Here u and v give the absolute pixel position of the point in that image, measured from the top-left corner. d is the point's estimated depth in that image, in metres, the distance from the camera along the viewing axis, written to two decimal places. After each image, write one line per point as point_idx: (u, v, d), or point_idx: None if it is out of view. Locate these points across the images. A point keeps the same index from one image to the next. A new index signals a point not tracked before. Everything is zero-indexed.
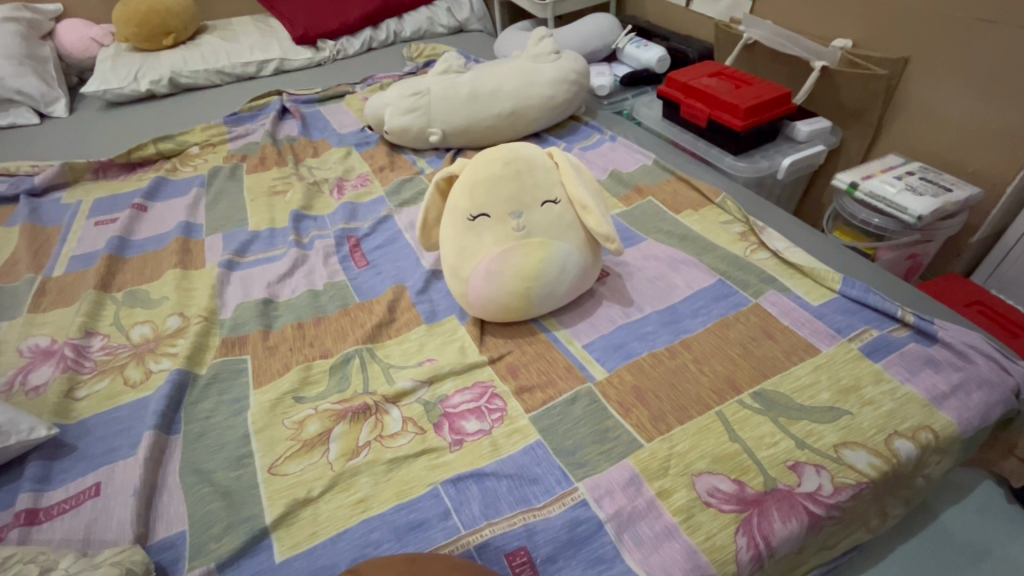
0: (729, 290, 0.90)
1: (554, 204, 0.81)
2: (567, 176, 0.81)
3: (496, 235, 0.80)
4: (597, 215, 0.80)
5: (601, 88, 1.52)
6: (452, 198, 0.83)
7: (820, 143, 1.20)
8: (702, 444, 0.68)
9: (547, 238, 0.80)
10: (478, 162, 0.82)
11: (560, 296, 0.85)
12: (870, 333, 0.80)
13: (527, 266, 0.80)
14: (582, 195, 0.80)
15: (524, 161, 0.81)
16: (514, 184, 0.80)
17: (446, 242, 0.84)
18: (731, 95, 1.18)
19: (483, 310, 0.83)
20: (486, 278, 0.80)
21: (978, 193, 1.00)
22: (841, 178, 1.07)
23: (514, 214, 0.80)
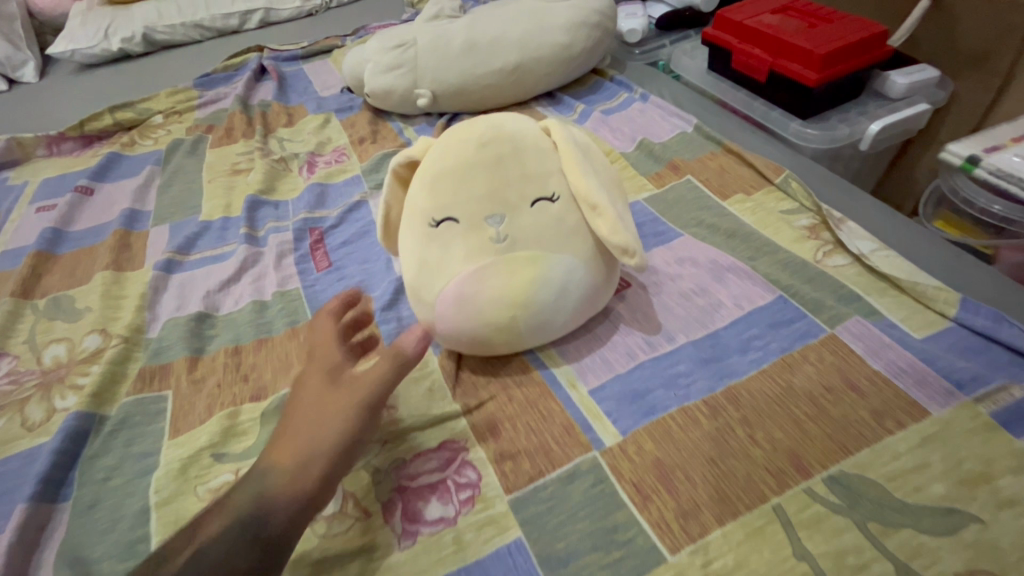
0: (795, 313, 0.66)
1: (551, 201, 0.60)
2: (569, 162, 0.60)
3: (468, 247, 0.58)
4: (610, 217, 0.58)
5: (631, 33, 1.23)
6: (411, 195, 0.62)
7: (922, 101, 0.91)
8: (751, 562, 0.48)
9: (539, 250, 0.59)
10: (445, 145, 0.61)
11: (558, 327, 0.63)
12: (1008, 392, 0.56)
13: (511, 290, 0.58)
14: (589, 189, 0.58)
15: (508, 144, 0.60)
16: (493, 175, 0.59)
17: (403, 254, 0.63)
18: (801, 37, 0.89)
19: (453, 345, 0.62)
20: (455, 306, 0.59)
21: None
22: (953, 151, 0.79)
23: (492, 217, 0.58)
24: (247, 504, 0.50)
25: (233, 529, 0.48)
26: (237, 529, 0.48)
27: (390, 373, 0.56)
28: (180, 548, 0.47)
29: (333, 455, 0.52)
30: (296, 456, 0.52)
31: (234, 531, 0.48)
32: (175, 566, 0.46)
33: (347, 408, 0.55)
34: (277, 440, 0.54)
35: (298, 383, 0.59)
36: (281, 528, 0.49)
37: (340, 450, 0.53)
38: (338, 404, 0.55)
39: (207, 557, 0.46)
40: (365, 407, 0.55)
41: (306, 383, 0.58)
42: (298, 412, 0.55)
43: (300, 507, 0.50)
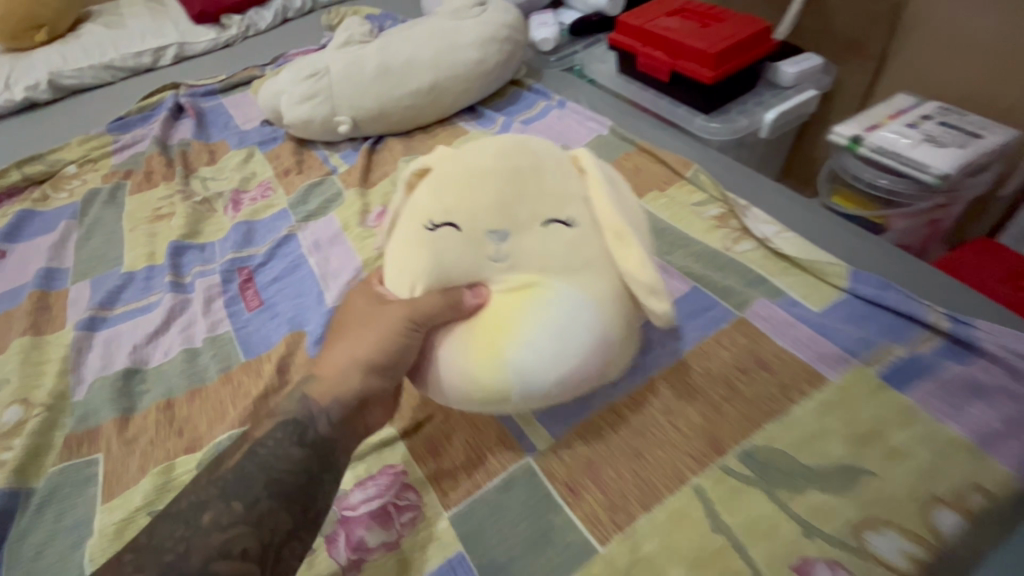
0: (707, 300, 0.71)
1: (567, 226, 0.59)
2: (595, 185, 0.60)
3: (467, 261, 0.58)
4: (632, 249, 0.57)
5: (544, 42, 1.27)
6: (417, 199, 0.63)
7: (810, 88, 0.98)
8: (676, 542, 0.51)
9: (543, 277, 0.57)
10: (465, 152, 0.64)
11: (552, 377, 0.55)
12: (890, 352, 0.62)
13: (508, 316, 0.56)
14: (611, 216, 0.58)
15: (533, 159, 0.62)
16: (506, 186, 0.59)
17: (393, 260, 0.62)
18: (695, 37, 0.95)
19: (437, 379, 0.57)
20: (449, 330, 0.57)
21: (1014, 137, 0.80)
22: (838, 132, 0.86)
23: (497, 233, 0.58)
24: (291, 407, 0.53)
25: (286, 425, 0.52)
26: (289, 427, 0.52)
27: (445, 299, 0.57)
28: (230, 454, 0.51)
29: (373, 369, 0.55)
30: (337, 367, 0.55)
31: (285, 428, 0.52)
32: (226, 467, 0.50)
33: (394, 321, 0.55)
34: (330, 348, 0.57)
35: (348, 301, 0.62)
36: (326, 430, 0.52)
37: (387, 362, 0.55)
38: (385, 319, 0.56)
39: (261, 452, 0.50)
40: (417, 320, 0.55)
41: (353, 301, 0.60)
42: (351, 325, 0.58)
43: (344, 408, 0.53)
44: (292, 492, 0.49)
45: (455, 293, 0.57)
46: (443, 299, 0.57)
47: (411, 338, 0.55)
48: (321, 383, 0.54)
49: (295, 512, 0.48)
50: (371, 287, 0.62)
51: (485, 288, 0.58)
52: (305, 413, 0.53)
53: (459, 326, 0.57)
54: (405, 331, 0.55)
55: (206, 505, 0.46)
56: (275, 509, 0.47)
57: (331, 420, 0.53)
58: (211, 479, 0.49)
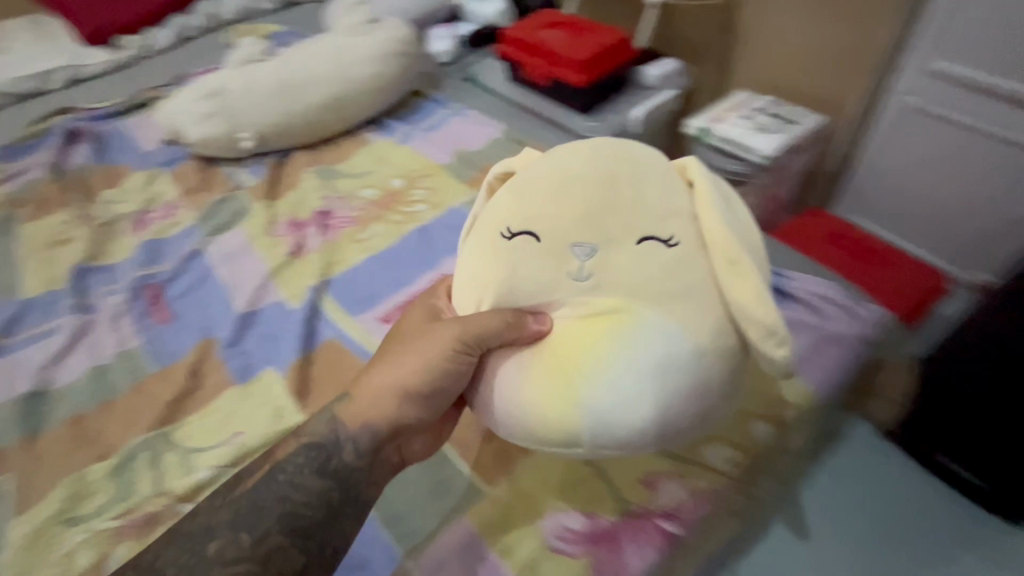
0: None
1: (667, 245, 0.51)
2: (704, 198, 0.52)
3: (539, 277, 0.52)
4: (748, 281, 0.47)
5: (441, 54, 1.37)
6: (494, 201, 0.57)
7: (670, 89, 1.12)
8: (549, 475, 0.60)
9: (629, 302, 0.50)
10: (550, 152, 0.57)
11: (637, 422, 0.49)
12: None
13: (586, 350, 0.49)
14: (722, 238, 0.49)
15: (633, 165, 0.54)
16: (596, 193, 0.52)
17: (461, 265, 0.58)
18: (567, 47, 1.07)
19: (498, 408, 0.52)
20: (516, 356, 0.52)
21: (822, 122, 0.97)
22: (690, 124, 0.99)
23: (581, 246, 0.51)
24: (320, 430, 0.54)
25: (309, 450, 0.53)
26: (313, 452, 0.53)
27: (500, 322, 0.51)
28: (253, 471, 0.53)
29: (416, 399, 0.54)
30: (382, 386, 0.55)
31: (310, 455, 0.53)
32: (245, 488, 0.52)
33: (436, 349, 0.53)
34: (371, 368, 0.57)
35: (403, 316, 0.62)
36: (354, 460, 0.53)
37: (425, 391, 0.54)
38: (434, 335, 0.54)
39: (282, 477, 0.52)
40: (457, 347, 0.52)
41: (409, 317, 0.60)
42: (398, 345, 0.57)
43: (377, 436, 0.54)
44: (307, 530, 0.50)
45: (522, 316, 0.52)
46: (490, 323, 0.51)
47: (455, 365, 0.53)
48: (356, 405, 0.54)
49: (309, 549, 0.50)
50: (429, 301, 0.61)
51: (546, 317, 0.52)
52: (333, 441, 0.53)
53: (517, 353, 0.52)
54: (448, 360, 0.53)
55: (213, 533, 0.49)
56: (290, 544, 0.49)
57: (359, 450, 0.53)
58: (226, 501, 0.51)
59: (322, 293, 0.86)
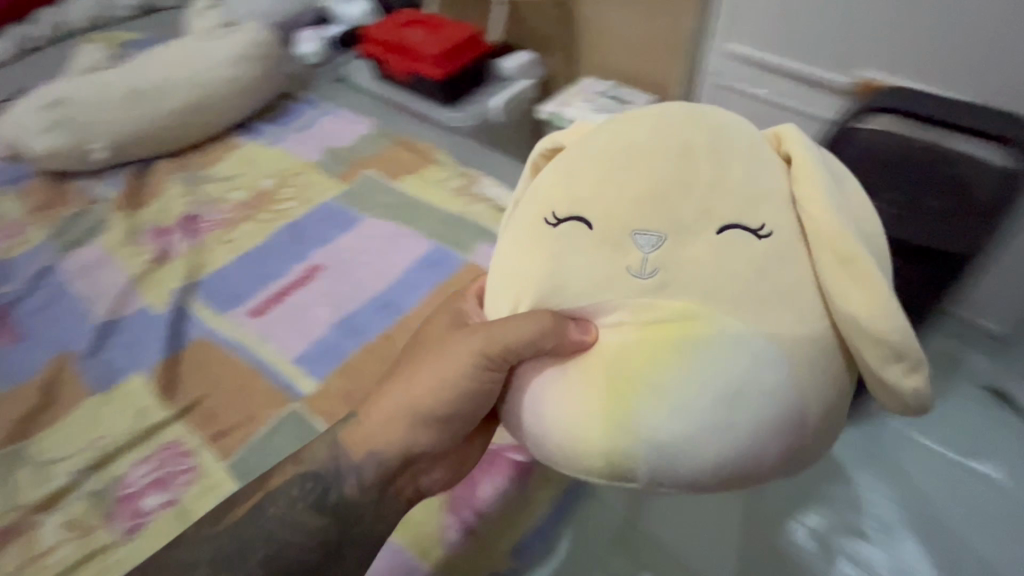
0: (444, 253, 0.88)
1: (759, 236, 0.43)
2: (806, 179, 0.44)
3: (585, 275, 0.45)
4: (861, 283, 0.40)
5: (309, 55, 1.38)
6: (537, 180, 0.51)
7: (525, 79, 1.21)
8: None
9: (703, 303, 0.42)
10: (608, 126, 0.50)
11: (711, 454, 0.41)
12: None
13: (650, 365, 0.41)
14: (829, 228, 0.41)
15: (714, 137, 0.46)
16: (662, 173, 0.45)
17: (495, 253, 0.51)
18: (424, 43, 1.14)
19: (530, 429, 0.46)
20: (562, 368, 0.44)
21: (651, 101, 1.09)
22: (542, 112, 1.09)
23: (643, 235, 0.44)
24: (323, 456, 0.57)
25: (308, 479, 0.57)
26: (311, 478, 0.57)
27: (524, 323, 0.44)
28: (245, 498, 0.57)
29: (429, 422, 0.55)
30: (396, 409, 0.56)
31: (309, 483, 0.57)
32: (236, 516, 0.56)
33: (451, 369, 0.52)
34: (382, 390, 0.58)
35: (433, 320, 0.62)
36: (353, 493, 0.56)
37: (434, 415, 0.55)
38: (454, 353, 0.52)
39: (276, 505, 0.56)
40: (473, 360, 0.49)
41: (433, 326, 0.62)
42: (422, 353, 0.57)
43: (383, 467, 0.56)
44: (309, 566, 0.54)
45: (569, 315, 0.45)
46: (522, 337, 0.44)
47: (478, 380, 0.50)
48: (360, 429, 0.57)
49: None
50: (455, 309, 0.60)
51: (589, 322, 0.44)
52: (331, 473, 0.56)
53: (556, 364, 0.45)
54: (466, 378, 0.51)
55: (195, 565, 0.53)
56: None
57: (361, 483, 0.56)
58: (220, 530, 0.55)
59: (188, 295, 0.86)
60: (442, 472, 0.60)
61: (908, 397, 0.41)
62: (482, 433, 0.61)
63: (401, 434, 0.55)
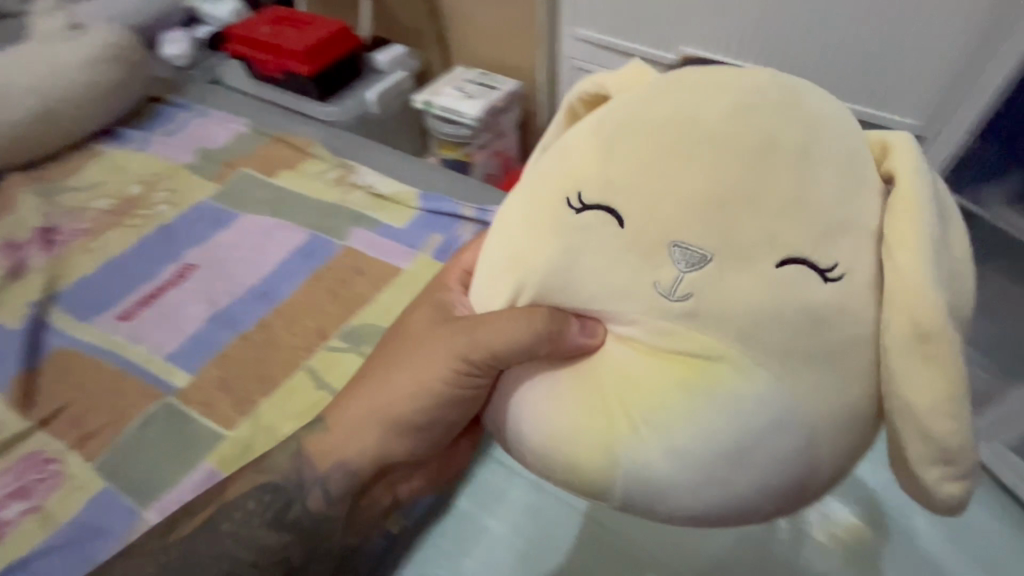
0: (321, 241, 0.90)
1: (827, 277, 0.35)
2: (908, 218, 0.34)
3: (602, 283, 0.37)
4: (930, 364, 0.33)
5: (177, 57, 1.33)
6: (566, 138, 0.42)
7: (401, 71, 1.25)
8: (288, 407, 0.68)
9: (739, 348, 0.35)
10: (676, 87, 0.39)
11: (700, 503, 0.36)
12: (436, 239, 0.88)
13: (662, 405, 0.35)
14: (918, 297, 0.32)
15: (806, 134, 0.36)
16: (715, 182, 0.35)
17: (505, 211, 0.43)
18: (290, 40, 1.15)
19: (510, 424, 0.41)
20: (565, 373, 0.38)
21: (517, 86, 1.16)
22: (416, 99, 1.13)
23: (677, 249, 0.35)
24: (290, 465, 0.56)
25: (277, 488, 0.57)
26: (278, 487, 0.57)
27: (519, 323, 0.38)
28: (200, 506, 0.58)
29: (404, 431, 0.50)
30: (375, 412, 0.51)
31: (270, 493, 0.57)
32: (189, 530, 0.56)
33: (436, 384, 0.47)
34: (362, 383, 0.53)
35: (417, 306, 0.54)
36: (317, 506, 0.56)
37: (412, 424, 0.50)
38: (431, 357, 0.47)
39: (235, 514, 0.56)
40: (462, 373, 0.45)
41: (421, 313, 0.52)
42: (403, 348, 0.51)
43: (350, 478, 0.54)
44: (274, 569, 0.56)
45: (549, 333, 0.36)
46: (516, 348, 0.38)
47: (460, 387, 0.45)
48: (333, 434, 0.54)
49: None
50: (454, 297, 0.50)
51: (598, 325, 0.38)
52: (295, 485, 0.56)
53: (549, 372, 0.39)
54: (448, 386, 0.46)
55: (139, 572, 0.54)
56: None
57: (327, 496, 0.55)
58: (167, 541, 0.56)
59: (50, 306, 0.83)
60: (420, 477, 0.59)
61: (937, 503, 0.36)
62: (465, 442, 0.59)
63: (376, 438, 0.52)
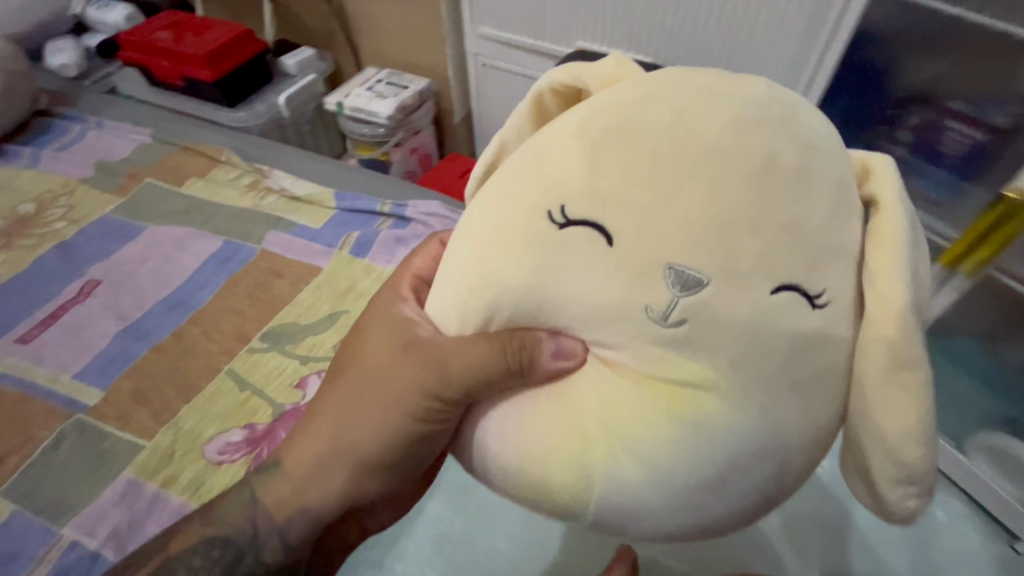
0: (237, 246, 0.89)
1: (815, 304, 0.30)
2: (889, 238, 0.30)
3: (575, 307, 0.31)
4: (920, 402, 0.29)
5: (65, 68, 1.24)
6: (546, 132, 0.35)
7: (313, 73, 1.23)
8: (211, 410, 0.68)
9: (728, 377, 0.30)
10: (663, 87, 0.33)
11: (675, 528, 0.31)
12: (354, 236, 0.90)
13: (650, 459, 0.29)
14: (898, 317, 0.28)
15: (798, 148, 0.31)
16: (705, 201, 0.29)
17: (474, 210, 0.36)
18: (187, 45, 1.10)
19: (474, 457, 0.35)
20: (534, 400, 0.32)
21: (428, 84, 1.18)
22: (329, 101, 1.14)
23: (667, 270, 0.29)
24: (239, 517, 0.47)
25: (226, 546, 0.46)
26: (228, 546, 0.46)
27: (499, 375, 0.32)
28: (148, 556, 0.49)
29: (360, 482, 0.41)
30: (326, 460, 0.41)
31: (219, 548, 0.46)
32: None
33: (406, 428, 0.38)
34: (312, 417, 0.42)
35: (370, 324, 0.42)
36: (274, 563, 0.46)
37: (384, 469, 0.40)
38: (392, 399, 0.38)
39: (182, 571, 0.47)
40: (437, 412, 0.36)
41: (378, 338, 0.40)
42: (358, 386, 0.40)
43: (314, 525, 0.44)
44: None
45: (516, 343, 0.31)
46: (486, 381, 0.32)
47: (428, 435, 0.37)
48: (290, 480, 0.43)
49: None
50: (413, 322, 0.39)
51: (579, 346, 0.31)
52: (248, 538, 0.46)
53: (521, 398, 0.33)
54: (423, 428, 0.37)
55: None
56: None
57: (286, 544, 0.45)
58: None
59: None
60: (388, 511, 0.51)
61: (893, 517, 0.33)
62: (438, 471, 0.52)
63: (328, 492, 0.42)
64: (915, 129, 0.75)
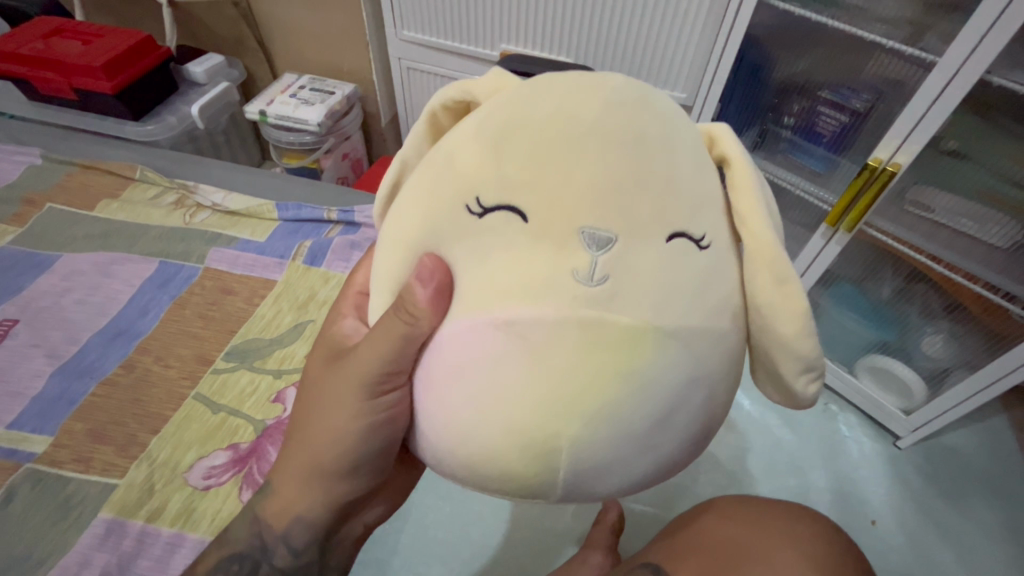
0: (175, 267, 0.85)
1: (700, 246, 0.31)
2: (744, 187, 0.32)
3: (504, 284, 0.30)
4: (801, 308, 0.32)
5: None
6: (449, 136, 0.34)
7: (223, 80, 1.17)
8: (185, 437, 0.66)
9: (655, 324, 0.29)
10: (543, 83, 0.33)
11: (629, 465, 0.31)
12: (306, 245, 0.89)
13: (588, 402, 0.29)
14: (770, 254, 0.31)
15: (665, 122, 0.32)
16: (600, 171, 0.30)
17: (389, 228, 0.35)
18: (78, 55, 0.97)
19: (434, 451, 0.34)
20: (471, 393, 0.30)
21: (354, 88, 1.17)
22: (249, 109, 1.09)
23: (590, 237, 0.29)
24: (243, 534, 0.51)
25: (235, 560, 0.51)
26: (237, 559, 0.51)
27: (399, 326, 0.34)
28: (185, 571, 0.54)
29: (328, 480, 0.45)
30: (298, 472, 0.46)
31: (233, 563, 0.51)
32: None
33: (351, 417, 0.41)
34: (287, 438, 0.47)
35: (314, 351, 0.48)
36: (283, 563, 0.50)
37: (345, 471, 0.45)
38: (331, 400, 0.43)
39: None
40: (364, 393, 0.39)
41: (313, 361, 0.47)
42: (306, 404, 0.45)
43: (316, 531, 0.48)
44: None
45: (403, 307, 0.33)
46: (403, 345, 0.35)
47: (371, 413, 0.39)
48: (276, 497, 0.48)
49: None
50: (338, 332, 0.46)
51: (430, 259, 0.33)
52: (258, 547, 0.50)
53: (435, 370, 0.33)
54: (362, 411, 0.40)
55: None
56: None
57: (292, 549, 0.49)
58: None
59: None
60: (385, 502, 0.54)
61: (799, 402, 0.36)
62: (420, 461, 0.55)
63: (310, 501, 0.47)
64: (797, 117, 0.91)
